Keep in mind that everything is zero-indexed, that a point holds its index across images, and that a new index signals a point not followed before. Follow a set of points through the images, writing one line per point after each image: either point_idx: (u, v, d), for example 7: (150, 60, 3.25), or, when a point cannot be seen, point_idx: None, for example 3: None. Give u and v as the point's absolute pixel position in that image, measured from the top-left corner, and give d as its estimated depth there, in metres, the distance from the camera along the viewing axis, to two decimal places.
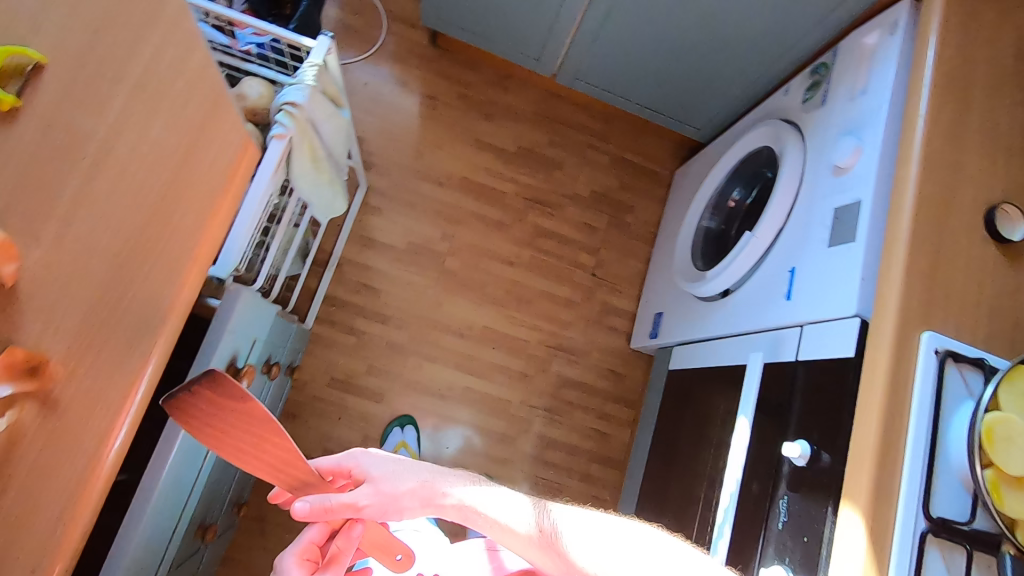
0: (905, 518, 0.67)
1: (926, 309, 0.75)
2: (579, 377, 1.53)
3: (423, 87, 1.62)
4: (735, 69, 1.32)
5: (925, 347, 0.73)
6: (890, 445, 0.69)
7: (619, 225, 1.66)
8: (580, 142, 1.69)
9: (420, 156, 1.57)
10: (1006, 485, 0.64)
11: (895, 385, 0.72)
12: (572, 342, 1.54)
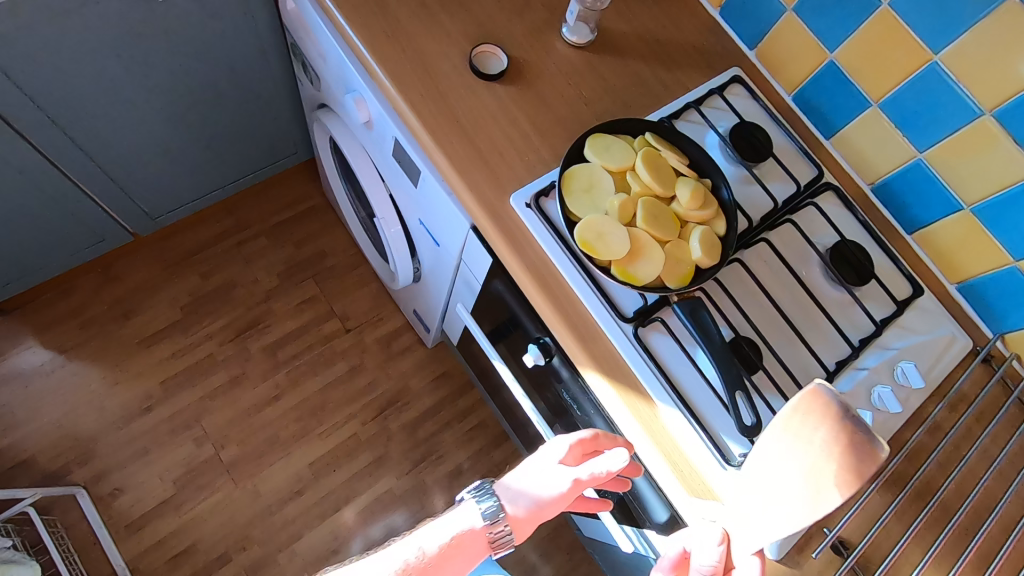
0: (614, 339, 0.73)
1: (497, 183, 0.79)
2: (419, 412, 1.51)
3: (42, 352, 1.40)
4: (252, 99, 1.26)
5: (519, 210, 0.77)
6: (562, 302, 0.74)
7: (327, 276, 1.58)
8: (229, 251, 1.56)
9: (106, 406, 1.38)
10: (632, 263, 0.69)
11: (528, 257, 0.76)
12: (387, 397, 1.51)
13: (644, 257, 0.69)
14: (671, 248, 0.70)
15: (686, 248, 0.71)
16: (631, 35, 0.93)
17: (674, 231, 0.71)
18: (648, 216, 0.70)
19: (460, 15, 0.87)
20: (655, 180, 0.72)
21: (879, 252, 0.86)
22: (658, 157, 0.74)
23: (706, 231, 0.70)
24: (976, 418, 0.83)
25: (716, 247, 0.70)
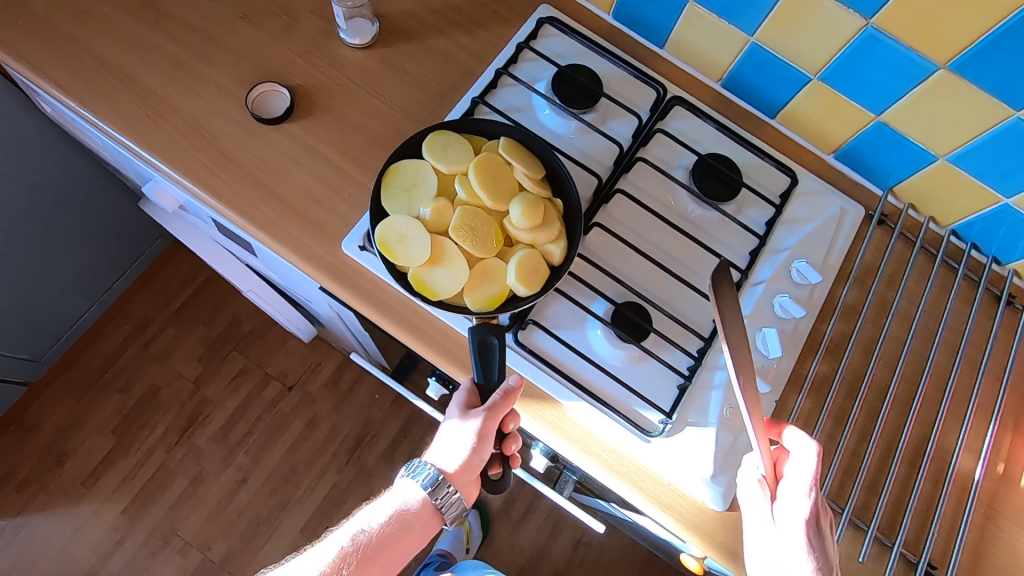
0: None
1: (326, 237, 0.71)
2: (389, 440, 1.47)
3: None
4: (74, 212, 1.13)
5: (354, 257, 0.70)
6: (432, 334, 0.70)
7: (248, 343, 1.50)
8: (139, 356, 1.47)
9: (81, 551, 1.35)
10: (429, 272, 0.65)
11: (381, 302, 0.70)
12: (352, 437, 1.47)
13: (448, 276, 0.65)
14: (482, 266, 0.66)
15: (503, 269, 0.66)
16: (422, 7, 0.81)
17: (491, 249, 0.65)
18: (460, 228, 0.65)
19: (220, 59, 0.75)
20: (482, 187, 0.66)
21: (746, 154, 0.80)
22: (502, 165, 0.67)
23: (528, 256, 0.65)
24: (887, 285, 0.81)
25: (536, 277, 0.65)
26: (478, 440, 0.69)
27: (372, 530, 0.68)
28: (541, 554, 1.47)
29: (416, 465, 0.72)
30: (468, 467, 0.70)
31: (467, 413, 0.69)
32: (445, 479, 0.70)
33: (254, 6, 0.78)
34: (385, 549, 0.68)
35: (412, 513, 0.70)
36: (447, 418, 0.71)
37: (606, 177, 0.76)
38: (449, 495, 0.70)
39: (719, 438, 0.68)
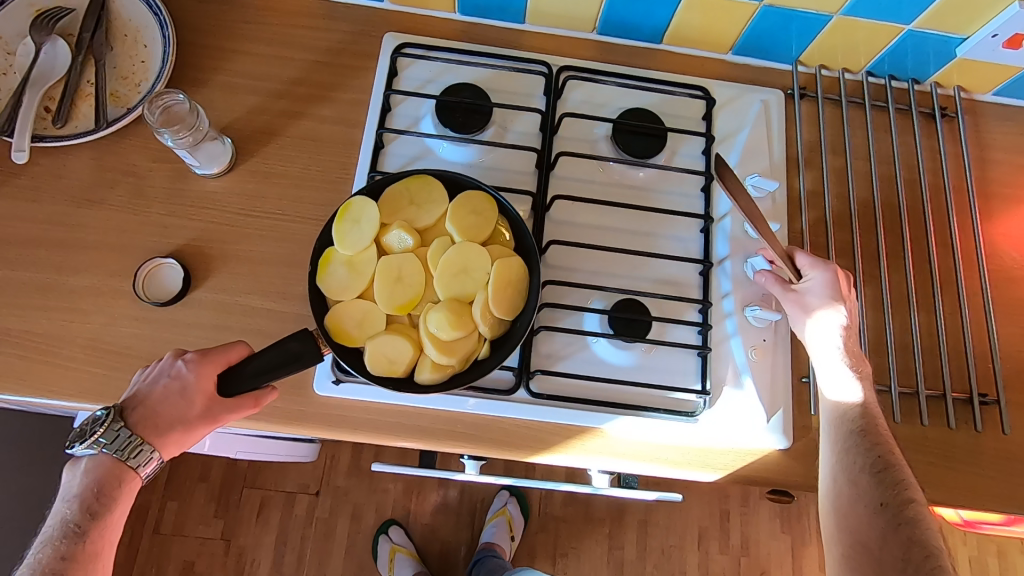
0: (518, 416, 0.65)
1: (293, 387, 0.64)
2: (434, 488, 1.46)
3: None
4: None
5: (333, 393, 0.63)
6: (449, 429, 0.65)
7: (256, 476, 1.42)
8: (156, 541, 1.38)
9: None
10: (333, 265, 0.57)
11: (378, 426, 0.64)
12: (399, 504, 1.44)
13: (340, 292, 0.57)
14: (366, 304, 0.57)
15: (375, 325, 0.57)
16: (263, 97, 0.72)
17: (389, 303, 0.57)
18: (391, 265, 0.57)
19: (84, 260, 0.66)
20: (443, 263, 0.57)
21: (653, 97, 0.75)
22: (482, 271, 0.57)
23: (399, 346, 0.56)
24: (836, 152, 0.78)
25: (384, 364, 0.56)
26: (191, 420, 0.57)
27: (79, 507, 0.54)
28: (621, 515, 1.49)
29: (98, 415, 0.56)
30: (161, 437, 0.57)
31: (194, 391, 0.56)
32: (135, 436, 0.56)
33: (87, 184, 0.68)
34: (112, 527, 0.56)
35: (117, 480, 0.56)
36: (151, 388, 0.57)
37: (535, 188, 0.70)
38: (149, 459, 0.57)
39: (758, 384, 0.67)
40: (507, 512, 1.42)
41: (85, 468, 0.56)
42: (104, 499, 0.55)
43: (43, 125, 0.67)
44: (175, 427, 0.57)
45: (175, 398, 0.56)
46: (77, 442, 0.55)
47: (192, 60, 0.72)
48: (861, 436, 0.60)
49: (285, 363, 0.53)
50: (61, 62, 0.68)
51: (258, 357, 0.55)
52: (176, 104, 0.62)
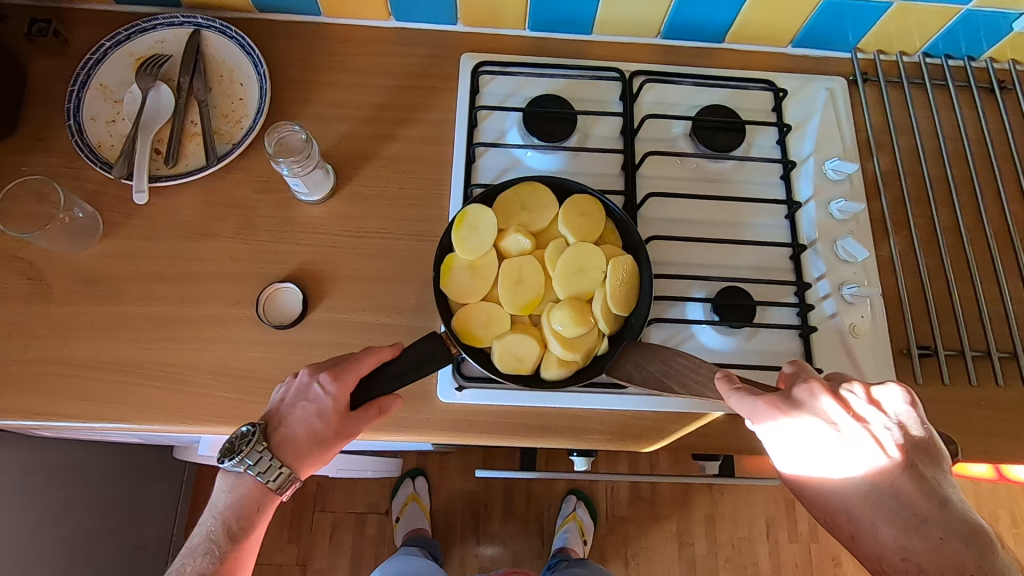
0: (636, 408, 0.66)
1: (415, 396, 0.67)
2: (501, 499, 1.47)
3: None
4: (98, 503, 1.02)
5: (458, 400, 0.66)
6: (569, 425, 0.67)
7: (326, 500, 1.44)
8: None
9: None
10: (457, 272, 0.60)
11: (501, 425, 0.67)
12: (468, 516, 1.46)
13: (466, 296, 0.60)
14: (491, 306, 0.60)
15: (501, 326, 0.60)
16: (353, 124, 0.75)
17: (513, 304, 0.60)
18: (512, 268, 0.60)
19: (203, 291, 0.68)
20: (561, 264, 0.60)
21: (723, 93, 0.78)
22: (598, 270, 0.60)
23: (525, 344, 0.59)
24: (903, 131, 0.80)
25: (513, 363, 0.59)
26: (329, 438, 0.58)
27: (224, 527, 0.57)
28: (688, 511, 1.50)
29: (245, 433, 0.57)
30: (301, 458, 0.58)
31: (331, 412, 0.57)
32: (276, 459, 0.58)
33: (198, 218, 0.70)
34: (248, 550, 0.58)
35: (258, 501, 0.58)
36: (291, 410, 0.58)
37: (624, 188, 0.73)
38: (287, 480, 0.58)
39: (862, 359, 0.69)
40: (577, 516, 1.41)
41: (230, 486, 0.59)
42: (246, 521, 0.58)
43: (156, 165, 0.70)
44: (314, 447, 0.58)
45: (314, 419, 0.58)
46: (227, 458, 0.56)
47: (282, 94, 0.76)
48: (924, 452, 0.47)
49: (417, 365, 0.56)
50: (167, 105, 0.72)
51: (393, 362, 0.57)
52: (293, 134, 0.66)
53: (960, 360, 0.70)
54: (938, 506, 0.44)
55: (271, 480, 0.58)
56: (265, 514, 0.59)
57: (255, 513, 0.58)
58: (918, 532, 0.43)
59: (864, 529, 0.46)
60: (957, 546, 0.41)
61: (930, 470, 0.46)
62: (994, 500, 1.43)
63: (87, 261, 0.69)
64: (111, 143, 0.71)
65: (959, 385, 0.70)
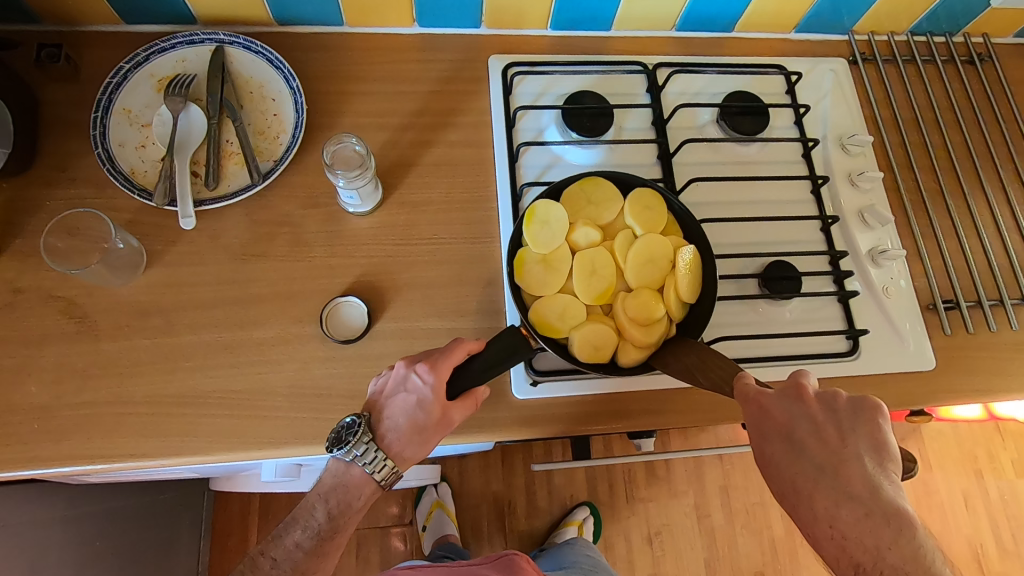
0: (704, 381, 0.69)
1: (492, 396, 0.67)
2: (524, 495, 1.47)
3: None
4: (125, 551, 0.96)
5: (532, 395, 0.67)
6: (643, 408, 0.69)
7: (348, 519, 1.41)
8: None
9: None
10: (531, 267, 0.62)
11: (578, 412, 0.68)
12: (494, 516, 1.46)
13: (541, 288, 0.62)
14: (566, 297, 0.62)
15: (577, 316, 0.62)
16: (392, 132, 0.75)
17: (588, 295, 0.62)
18: (584, 261, 0.63)
19: (262, 313, 0.67)
20: (632, 254, 0.62)
21: (739, 80, 0.83)
22: (666, 259, 0.63)
23: (602, 332, 0.60)
24: (901, 105, 0.86)
25: (591, 351, 0.60)
26: (430, 429, 0.59)
27: (325, 511, 0.59)
28: (703, 486, 1.52)
29: (351, 424, 0.60)
30: (405, 447, 0.60)
31: (430, 402, 0.58)
32: (381, 450, 0.60)
33: (246, 240, 0.69)
34: (343, 534, 0.60)
35: (360, 490, 0.60)
36: (391, 401, 0.59)
37: (662, 176, 0.76)
38: (391, 473, 0.60)
39: (895, 317, 0.75)
40: (582, 522, 1.40)
41: (336, 474, 0.60)
42: (347, 506, 0.60)
43: (197, 188, 0.69)
44: (415, 438, 0.59)
45: (414, 410, 0.58)
46: (336, 448, 0.59)
47: (315, 107, 0.75)
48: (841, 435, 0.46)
49: (502, 359, 0.55)
50: (199, 125, 0.70)
51: (479, 356, 0.56)
52: (345, 146, 0.67)
53: (978, 310, 0.77)
54: (876, 495, 0.43)
55: (372, 468, 0.59)
56: (364, 502, 0.61)
57: (355, 499, 0.60)
58: (865, 522, 0.42)
59: (806, 516, 0.44)
60: (887, 529, 0.41)
61: (875, 466, 0.45)
62: (974, 441, 1.55)
63: (133, 293, 0.66)
64: (145, 169, 0.68)
65: (980, 332, 0.77)
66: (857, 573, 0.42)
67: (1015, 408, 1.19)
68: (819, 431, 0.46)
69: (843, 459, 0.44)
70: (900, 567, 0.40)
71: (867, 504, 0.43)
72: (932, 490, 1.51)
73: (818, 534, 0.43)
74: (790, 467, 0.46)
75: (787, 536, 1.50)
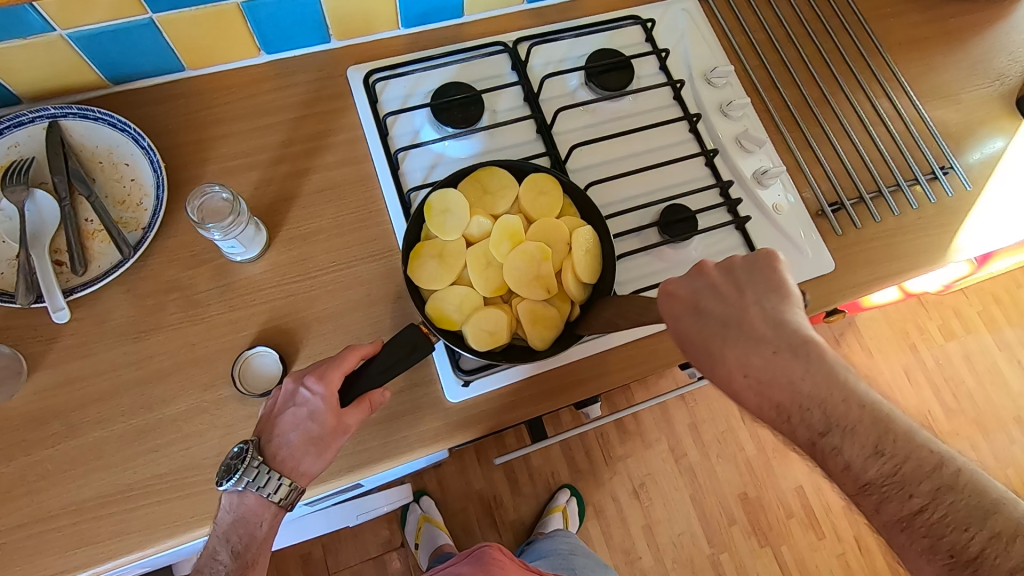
0: (629, 340, 0.71)
1: (428, 407, 0.66)
2: (507, 485, 1.48)
3: None
4: None
5: (467, 395, 0.66)
6: (577, 378, 0.69)
7: (340, 558, 1.40)
8: None
9: None
10: (429, 264, 0.61)
11: (516, 402, 0.68)
12: (483, 513, 1.46)
13: (436, 281, 0.61)
14: (463, 290, 0.62)
15: (476, 305, 0.62)
16: (264, 169, 0.72)
17: (488, 286, 0.62)
18: (481, 254, 0.63)
19: (169, 388, 0.63)
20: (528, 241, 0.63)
21: (599, 38, 0.83)
22: (563, 243, 0.64)
23: (498, 318, 0.61)
24: (755, 28, 0.89)
25: (488, 338, 0.60)
26: (324, 438, 0.56)
27: (229, 551, 0.56)
28: (673, 428, 1.57)
29: (239, 452, 0.56)
30: (299, 462, 0.56)
31: (322, 412, 0.55)
32: (274, 471, 0.56)
33: (133, 317, 0.65)
34: (255, 567, 0.57)
35: (262, 518, 0.57)
36: (281, 418, 0.57)
37: (545, 150, 0.76)
38: (290, 491, 0.56)
39: (792, 230, 0.78)
40: (565, 507, 1.42)
41: (231, 507, 0.56)
42: (252, 538, 0.57)
43: (64, 278, 0.64)
44: (310, 451, 0.56)
45: (307, 423, 0.56)
46: (225, 479, 0.54)
47: (176, 163, 0.71)
48: (704, 303, 0.50)
49: (402, 357, 0.56)
50: (49, 211, 0.64)
51: (379, 355, 0.57)
52: (212, 196, 0.64)
53: (862, 204, 0.82)
54: (776, 332, 0.48)
55: (267, 491, 0.55)
56: (269, 529, 0.58)
57: (261, 527, 0.57)
58: (771, 359, 0.47)
59: (720, 370, 0.48)
60: (789, 357, 0.46)
61: (774, 300, 0.49)
62: (903, 317, 1.66)
63: (22, 404, 0.61)
64: (0, 271, 0.63)
65: (868, 224, 0.81)
66: (778, 413, 0.47)
67: (926, 283, 1.28)
68: (727, 292, 0.50)
69: (744, 304, 0.49)
70: (810, 393, 0.45)
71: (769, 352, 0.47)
72: (876, 373, 1.62)
73: (741, 389, 0.48)
74: (692, 325, 0.49)
75: (760, 453, 1.56)
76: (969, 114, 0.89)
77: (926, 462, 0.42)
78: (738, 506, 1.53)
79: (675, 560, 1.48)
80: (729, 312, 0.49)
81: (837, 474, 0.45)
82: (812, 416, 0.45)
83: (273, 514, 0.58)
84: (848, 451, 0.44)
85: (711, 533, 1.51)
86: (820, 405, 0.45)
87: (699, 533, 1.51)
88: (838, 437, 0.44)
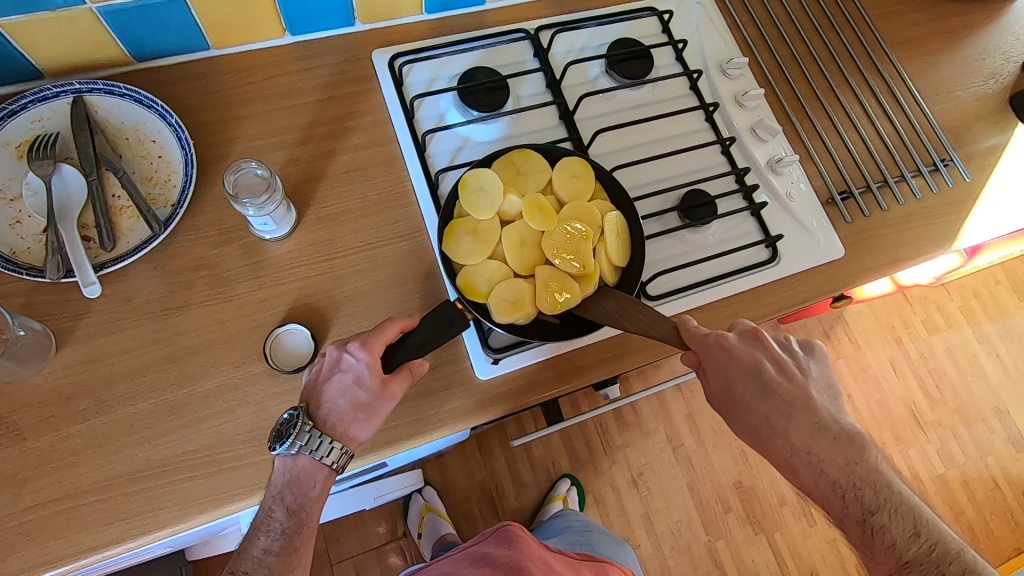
0: None
1: (458, 385, 0.67)
2: (509, 475, 1.49)
3: None
4: None
5: (496, 372, 0.67)
6: (603, 356, 0.71)
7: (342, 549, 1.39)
8: None
9: None
10: (462, 237, 0.63)
11: (543, 379, 0.69)
12: (485, 503, 1.47)
13: (468, 255, 0.63)
14: (493, 264, 0.63)
15: (503, 278, 0.63)
16: (290, 149, 0.72)
17: (517, 262, 0.63)
18: (513, 232, 0.64)
19: (200, 364, 0.63)
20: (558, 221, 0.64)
21: (618, 28, 0.85)
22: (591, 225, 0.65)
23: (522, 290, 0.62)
24: (765, 22, 0.92)
25: (509, 308, 0.61)
26: (373, 403, 0.57)
27: (284, 509, 0.57)
28: (670, 419, 1.59)
29: (289, 419, 0.56)
30: (349, 426, 0.57)
31: (367, 378, 0.57)
32: (326, 435, 0.57)
33: (161, 294, 0.65)
34: (308, 524, 0.58)
35: (314, 479, 0.57)
36: (328, 385, 0.58)
37: (568, 135, 0.77)
38: (342, 454, 0.57)
39: (803, 217, 0.81)
40: (566, 495, 1.43)
41: (284, 469, 0.57)
42: (303, 497, 0.57)
43: (93, 254, 0.64)
44: (358, 416, 0.57)
45: (353, 389, 0.57)
46: (278, 444, 0.56)
47: (202, 141, 0.71)
48: (770, 386, 0.60)
49: (440, 331, 0.57)
50: (76, 185, 0.64)
51: (418, 330, 0.58)
52: (246, 172, 0.64)
53: (869, 193, 0.85)
54: (832, 423, 0.60)
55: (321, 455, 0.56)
56: (319, 489, 0.58)
57: (313, 488, 0.58)
58: (832, 446, 0.58)
59: (783, 447, 0.59)
60: (847, 444, 0.58)
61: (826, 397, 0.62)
62: (889, 311, 1.71)
63: (51, 380, 0.60)
64: (27, 246, 0.63)
65: (875, 213, 0.84)
66: (833, 489, 0.57)
67: (917, 275, 1.33)
68: (788, 377, 0.61)
69: (807, 397, 0.60)
70: (861, 474, 0.57)
71: (826, 432, 0.59)
72: (865, 365, 1.67)
73: (812, 473, 0.58)
74: (768, 407, 0.59)
75: None
76: (966, 110, 0.93)
77: (948, 545, 0.54)
78: (733, 494, 1.56)
79: (672, 547, 1.51)
80: (801, 399, 0.60)
81: (880, 551, 0.55)
82: (864, 495, 0.56)
83: (324, 475, 0.58)
84: (893, 530, 0.55)
85: (708, 521, 1.54)
86: (870, 485, 0.57)
87: (696, 520, 1.53)
88: (886, 519, 0.55)
